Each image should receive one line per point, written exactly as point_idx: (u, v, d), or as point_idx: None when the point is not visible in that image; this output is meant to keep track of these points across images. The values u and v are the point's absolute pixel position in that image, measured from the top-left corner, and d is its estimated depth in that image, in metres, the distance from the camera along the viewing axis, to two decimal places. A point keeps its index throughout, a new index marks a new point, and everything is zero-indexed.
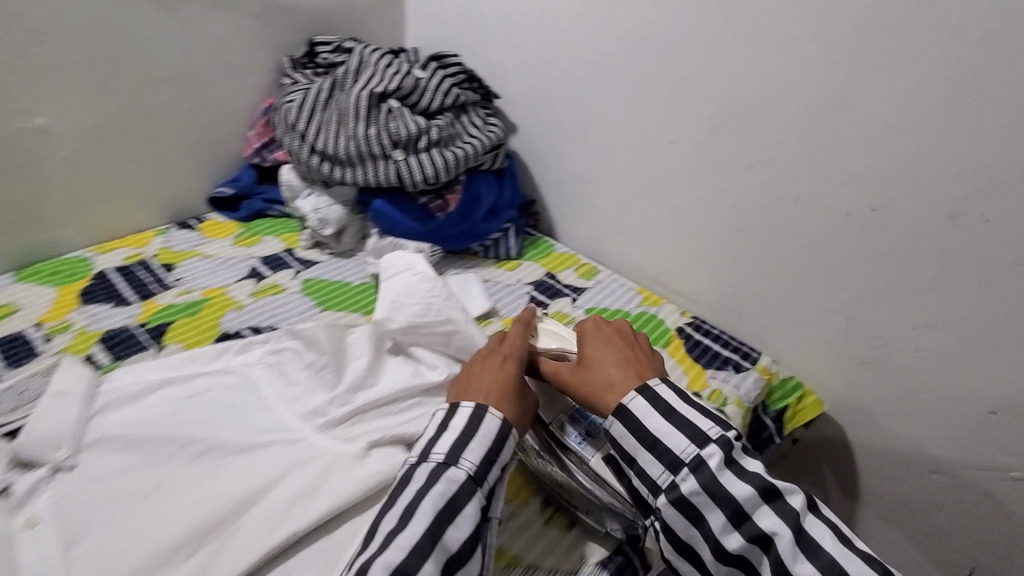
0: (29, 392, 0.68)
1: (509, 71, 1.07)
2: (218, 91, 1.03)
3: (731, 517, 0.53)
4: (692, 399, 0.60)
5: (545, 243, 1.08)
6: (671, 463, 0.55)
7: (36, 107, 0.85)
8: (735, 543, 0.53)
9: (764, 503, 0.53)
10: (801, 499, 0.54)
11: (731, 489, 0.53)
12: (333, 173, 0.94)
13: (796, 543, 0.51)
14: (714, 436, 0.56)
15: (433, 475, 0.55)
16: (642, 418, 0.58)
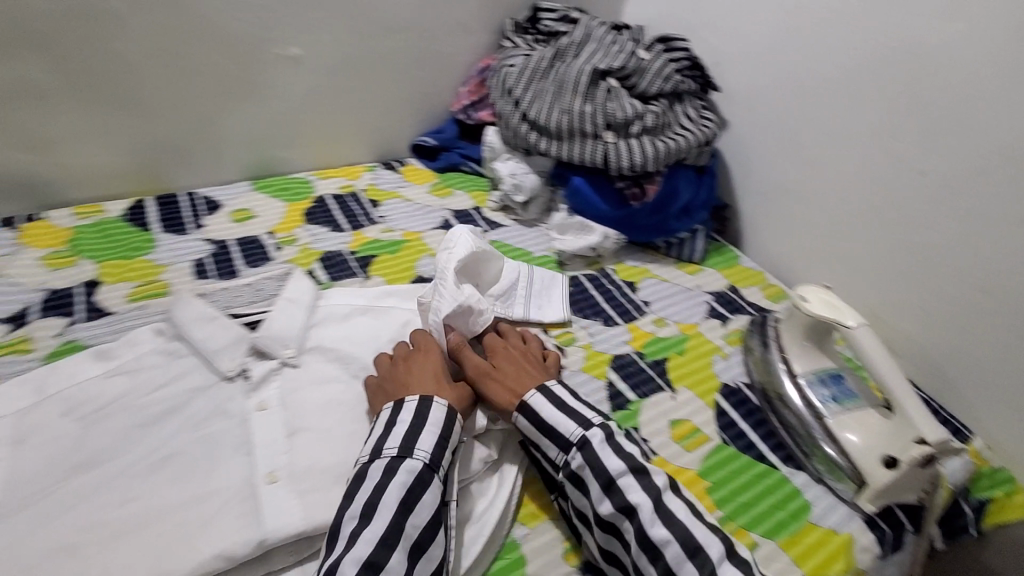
0: (266, 291, 0.79)
1: (738, 63, 1.01)
2: (446, 44, 1.07)
3: (605, 488, 0.56)
4: (570, 404, 0.62)
5: (730, 253, 1.04)
6: (562, 445, 0.59)
7: (296, 37, 0.94)
8: (606, 511, 0.56)
9: (632, 479, 0.56)
10: (668, 481, 0.57)
11: (608, 461, 0.57)
12: (538, 144, 0.95)
13: (655, 511, 0.54)
14: (597, 421, 0.60)
15: (391, 469, 0.53)
16: (540, 411, 0.61)
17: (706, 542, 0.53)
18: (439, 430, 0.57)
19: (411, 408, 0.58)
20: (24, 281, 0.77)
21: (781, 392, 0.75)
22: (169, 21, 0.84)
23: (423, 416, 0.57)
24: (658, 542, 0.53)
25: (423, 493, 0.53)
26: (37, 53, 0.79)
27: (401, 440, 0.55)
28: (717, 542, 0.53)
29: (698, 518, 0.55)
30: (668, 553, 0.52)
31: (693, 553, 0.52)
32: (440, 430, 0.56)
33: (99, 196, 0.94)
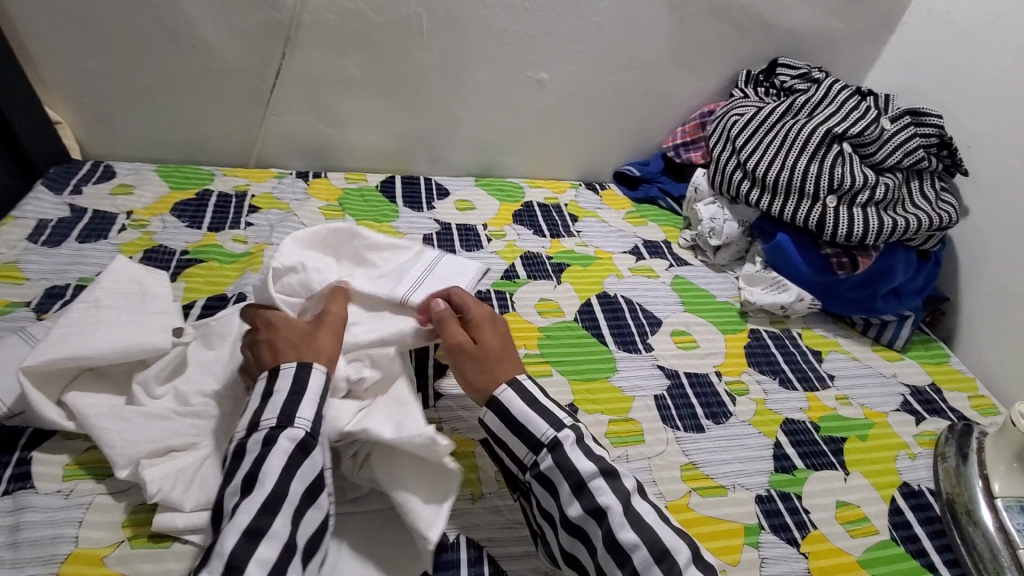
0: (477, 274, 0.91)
1: (998, 150, 0.92)
2: (676, 85, 1.13)
3: (574, 489, 0.56)
4: (538, 401, 0.61)
5: (939, 349, 0.94)
6: (531, 443, 0.58)
7: (547, 64, 1.07)
8: (575, 513, 0.56)
9: (602, 482, 0.56)
10: (637, 483, 0.58)
11: (578, 464, 0.56)
12: (749, 194, 0.96)
13: (624, 515, 0.54)
14: (567, 421, 0.59)
15: (270, 439, 0.52)
16: (509, 406, 0.60)
17: (673, 546, 0.53)
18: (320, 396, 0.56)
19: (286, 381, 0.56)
20: (307, 222, 0.99)
21: (972, 509, 0.68)
22: (455, 39, 1.02)
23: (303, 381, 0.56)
24: (628, 546, 0.53)
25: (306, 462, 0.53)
26: (358, 52, 1.02)
27: (263, 416, 0.54)
28: (684, 548, 0.53)
29: (664, 522, 0.55)
30: (637, 557, 0.52)
31: (661, 559, 0.52)
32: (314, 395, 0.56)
33: (362, 168, 1.17)
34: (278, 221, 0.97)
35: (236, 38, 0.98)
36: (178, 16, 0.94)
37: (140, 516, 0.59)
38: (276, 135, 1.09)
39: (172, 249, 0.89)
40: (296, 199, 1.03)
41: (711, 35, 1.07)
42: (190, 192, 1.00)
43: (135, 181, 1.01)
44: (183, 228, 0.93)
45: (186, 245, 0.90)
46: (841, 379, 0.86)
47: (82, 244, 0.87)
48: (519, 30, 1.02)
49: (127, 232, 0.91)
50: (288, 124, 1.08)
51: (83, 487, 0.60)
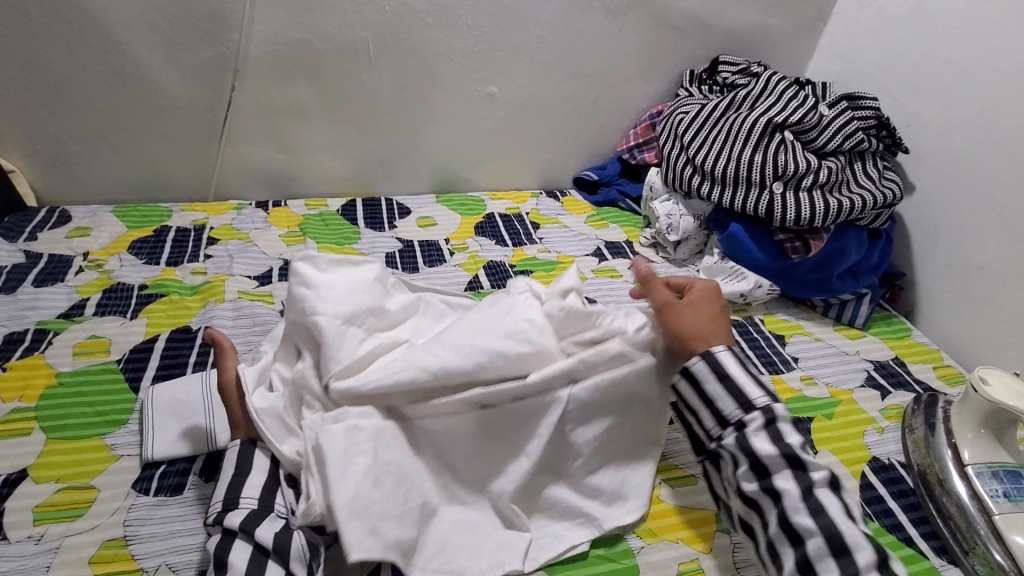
0: None
1: (934, 127, 0.95)
2: (623, 88, 1.15)
3: (752, 469, 0.54)
4: (733, 377, 0.57)
5: (900, 324, 0.96)
6: (718, 420, 0.58)
7: (496, 78, 1.09)
8: (752, 489, 0.54)
9: (784, 466, 0.53)
10: (825, 475, 0.53)
11: (759, 446, 0.54)
12: (700, 188, 0.98)
13: (803, 501, 0.51)
14: (759, 404, 0.56)
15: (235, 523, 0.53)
16: (704, 382, 0.58)
17: (854, 545, 0.49)
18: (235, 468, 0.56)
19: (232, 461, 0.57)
20: (268, 250, 0.98)
21: (945, 479, 0.68)
22: (404, 59, 1.04)
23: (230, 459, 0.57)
24: (801, 531, 0.50)
25: (235, 540, 0.51)
26: (309, 80, 1.03)
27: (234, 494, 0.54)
28: (867, 547, 0.48)
29: (847, 520, 0.50)
30: (811, 544, 0.50)
31: (838, 551, 0.49)
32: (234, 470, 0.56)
33: (323, 194, 1.17)
34: (238, 252, 0.97)
35: (186, 75, 0.99)
36: (124, 56, 0.95)
37: (111, 552, 0.56)
38: (234, 167, 1.10)
39: (131, 285, 0.87)
40: (256, 228, 1.03)
41: (652, 39, 1.10)
42: (147, 230, 1.00)
43: (91, 222, 1.00)
44: (141, 265, 0.92)
45: (144, 281, 0.88)
46: (805, 361, 0.87)
47: (38, 287, 0.85)
48: (465, 47, 1.05)
49: (84, 273, 0.89)
50: (245, 155, 1.09)
51: (54, 531, 0.57)
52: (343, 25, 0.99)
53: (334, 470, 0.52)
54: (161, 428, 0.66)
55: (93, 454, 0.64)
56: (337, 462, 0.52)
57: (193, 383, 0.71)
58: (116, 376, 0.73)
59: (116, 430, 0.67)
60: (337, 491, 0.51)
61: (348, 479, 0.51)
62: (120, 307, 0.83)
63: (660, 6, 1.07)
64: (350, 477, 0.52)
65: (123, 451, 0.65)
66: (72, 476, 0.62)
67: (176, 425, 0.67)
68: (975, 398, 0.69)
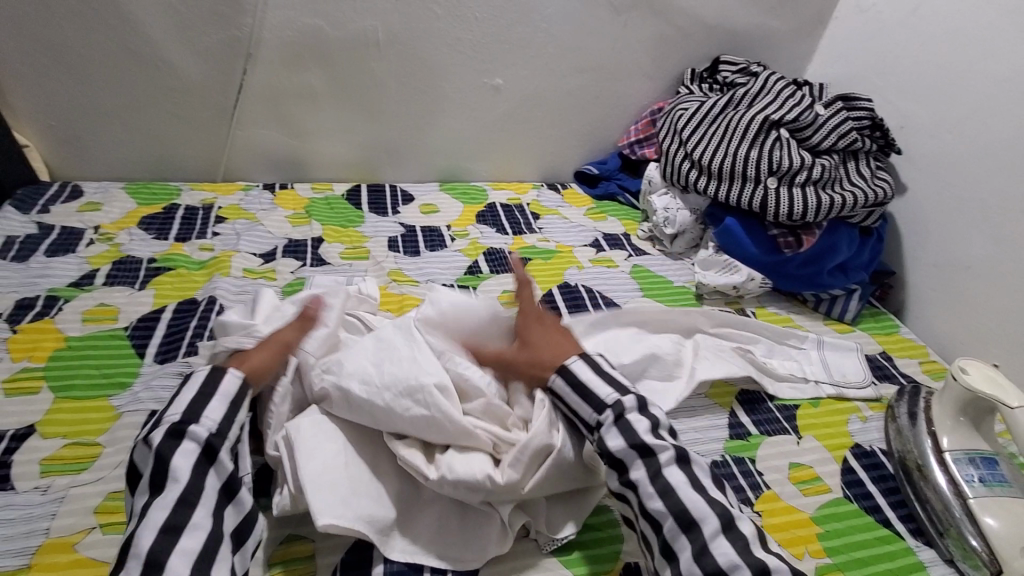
0: (437, 281, 0.94)
1: (927, 129, 0.98)
2: (626, 84, 1.17)
3: (612, 465, 0.58)
4: (590, 378, 0.62)
5: (888, 321, 0.98)
6: (585, 425, 0.61)
7: (501, 71, 1.11)
8: (616, 485, 0.58)
9: (636, 456, 0.57)
10: (675, 454, 0.56)
11: (610, 441, 0.58)
12: (697, 182, 1.00)
13: (653, 485, 0.55)
14: (608, 399, 0.60)
15: (210, 447, 0.52)
16: (561, 394, 0.63)
17: (701, 517, 0.52)
18: (229, 397, 0.57)
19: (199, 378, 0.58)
20: (274, 230, 1.01)
21: (923, 464, 0.70)
22: (411, 49, 1.06)
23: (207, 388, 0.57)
24: (656, 514, 0.54)
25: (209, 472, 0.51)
26: (318, 66, 1.06)
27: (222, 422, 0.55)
28: (712, 517, 0.52)
29: (697, 491, 0.54)
30: (667, 524, 0.53)
31: (688, 527, 0.52)
32: (197, 393, 0.56)
33: (328, 179, 1.20)
34: (245, 230, 0.99)
35: (200, 58, 1.01)
36: (140, 37, 0.98)
37: (115, 504, 0.58)
38: (242, 149, 1.13)
39: (139, 258, 0.90)
40: (263, 209, 1.06)
41: (657, 36, 1.12)
42: (157, 207, 1.02)
43: (102, 198, 1.02)
44: (149, 240, 0.94)
45: (152, 254, 0.91)
46: (778, 354, 0.87)
47: (49, 257, 0.87)
48: (471, 38, 1.07)
49: (94, 245, 0.91)
50: (254, 138, 1.11)
51: (61, 482, 0.60)
52: (353, 13, 1.01)
53: (303, 448, 0.57)
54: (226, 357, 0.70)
55: (99, 414, 0.66)
56: (307, 443, 0.57)
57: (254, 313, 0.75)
58: (123, 342, 0.75)
59: (122, 391, 0.69)
60: (303, 467, 0.55)
61: (319, 459, 0.57)
62: (128, 278, 0.85)
63: (665, 4, 1.09)
64: (321, 458, 0.57)
65: (128, 412, 0.67)
66: (78, 434, 0.64)
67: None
68: (953, 387, 0.72)
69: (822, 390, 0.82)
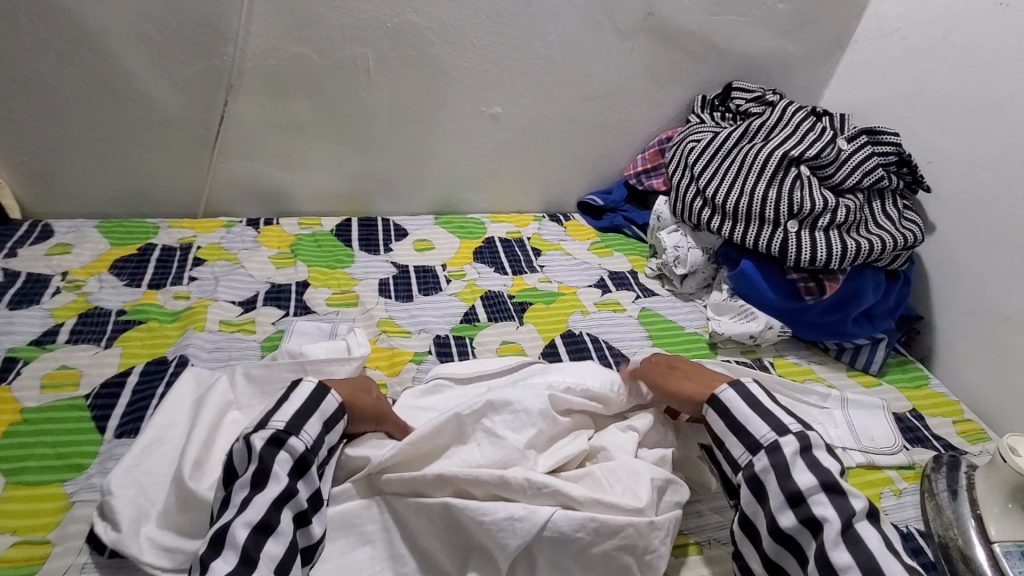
0: (432, 331, 0.88)
1: (957, 166, 0.91)
2: (633, 111, 1.10)
3: (788, 500, 0.54)
4: (762, 405, 0.60)
5: (916, 371, 0.91)
6: (750, 445, 0.58)
7: (501, 99, 1.05)
8: (788, 524, 0.54)
9: (822, 494, 0.53)
10: (868, 505, 0.52)
11: (798, 475, 0.54)
12: (710, 221, 0.93)
13: (842, 534, 0.51)
14: (794, 429, 0.57)
15: (276, 441, 0.52)
16: (730, 408, 0.61)
17: None
18: (305, 401, 0.56)
19: (278, 394, 0.58)
20: (257, 273, 0.94)
21: (969, 555, 0.63)
22: (403, 77, 0.99)
23: (288, 390, 0.57)
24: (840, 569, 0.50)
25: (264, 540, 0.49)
26: (305, 96, 0.99)
27: (283, 419, 0.54)
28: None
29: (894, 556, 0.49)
30: None
31: None
32: (275, 398, 0.56)
33: (317, 212, 1.13)
34: (225, 275, 0.92)
35: (178, 89, 0.95)
36: (114, 67, 0.91)
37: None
38: (225, 182, 1.06)
39: (108, 310, 0.83)
40: (245, 248, 0.99)
41: (666, 62, 1.05)
42: (132, 248, 0.95)
43: (74, 238, 0.95)
44: (122, 288, 0.87)
45: (123, 305, 0.84)
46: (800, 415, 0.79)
47: (12, 310, 0.81)
48: (469, 66, 1.00)
49: (61, 295, 0.84)
50: (237, 170, 1.05)
51: None
52: (341, 41, 0.94)
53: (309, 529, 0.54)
54: (151, 455, 0.61)
55: (51, 505, 0.60)
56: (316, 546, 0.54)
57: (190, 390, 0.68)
58: (82, 414, 0.68)
59: (78, 475, 0.62)
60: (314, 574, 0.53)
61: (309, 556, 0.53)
62: (94, 335, 0.79)
63: (676, 29, 1.02)
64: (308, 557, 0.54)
65: (85, 500, 0.60)
66: (26, 529, 0.57)
67: (177, 439, 0.63)
68: (1005, 467, 0.65)
69: (848, 456, 0.75)
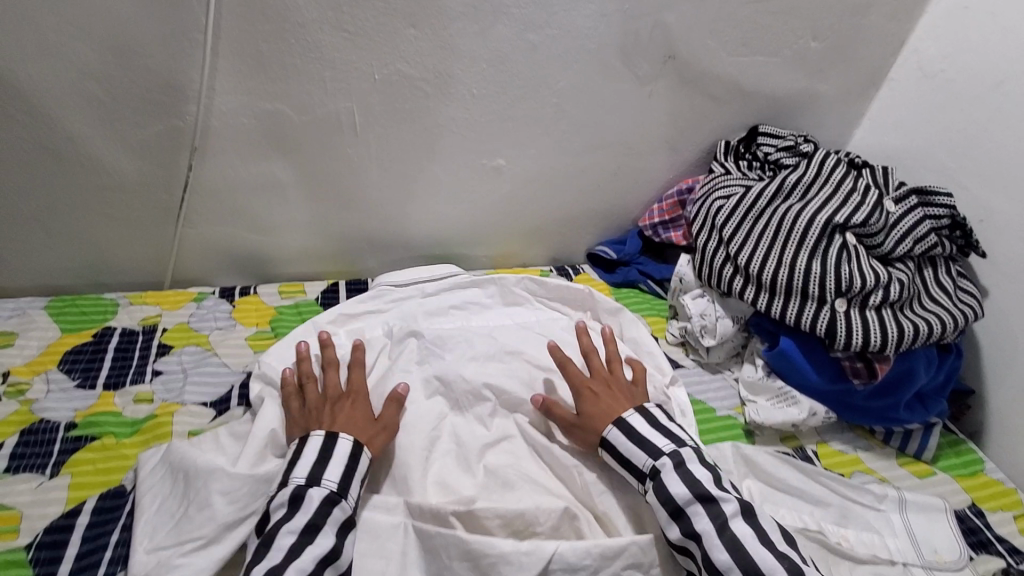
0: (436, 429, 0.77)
1: (1015, 228, 0.82)
2: (648, 159, 1.00)
3: (673, 514, 0.63)
4: (639, 435, 0.69)
5: (970, 454, 0.83)
6: (639, 474, 0.67)
7: (504, 150, 0.94)
8: (676, 536, 0.63)
9: (694, 505, 0.63)
10: (737, 507, 0.62)
11: (672, 489, 0.64)
12: (743, 293, 0.83)
13: (718, 537, 0.60)
14: (667, 451, 0.67)
15: (329, 500, 0.59)
16: (617, 445, 0.70)
17: (770, 569, 0.58)
18: (348, 462, 0.63)
19: (318, 446, 0.63)
20: (231, 362, 0.82)
21: None
22: (393, 128, 0.88)
23: (331, 448, 0.63)
24: (720, 567, 0.59)
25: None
26: (283, 155, 0.87)
27: (312, 473, 0.61)
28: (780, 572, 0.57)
29: (766, 547, 0.60)
30: None
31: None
32: (319, 455, 0.62)
33: (300, 274, 1.02)
34: (195, 365, 0.81)
35: (134, 153, 0.82)
36: (54, 130, 0.78)
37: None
38: (195, 248, 0.94)
39: (56, 422, 0.71)
40: (218, 328, 0.87)
41: (686, 107, 0.95)
42: (86, 334, 0.83)
43: (18, 324, 0.83)
44: (73, 391, 0.75)
45: (74, 415, 0.72)
46: (854, 522, 0.71)
47: None
48: (467, 118, 0.89)
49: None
50: (208, 236, 0.93)
51: None
52: (323, 95, 0.82)
53: None
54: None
55: None
56: None
57: (164, 464, 0.64)
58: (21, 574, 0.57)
59: None
60: None
61: None
62: (38, 461, 0.67)
63: (699, 71, 0.91)
64: None
65: None
66: None
67: (169, 528, 0.59)
68: None
69: (911, 575, 0.66)
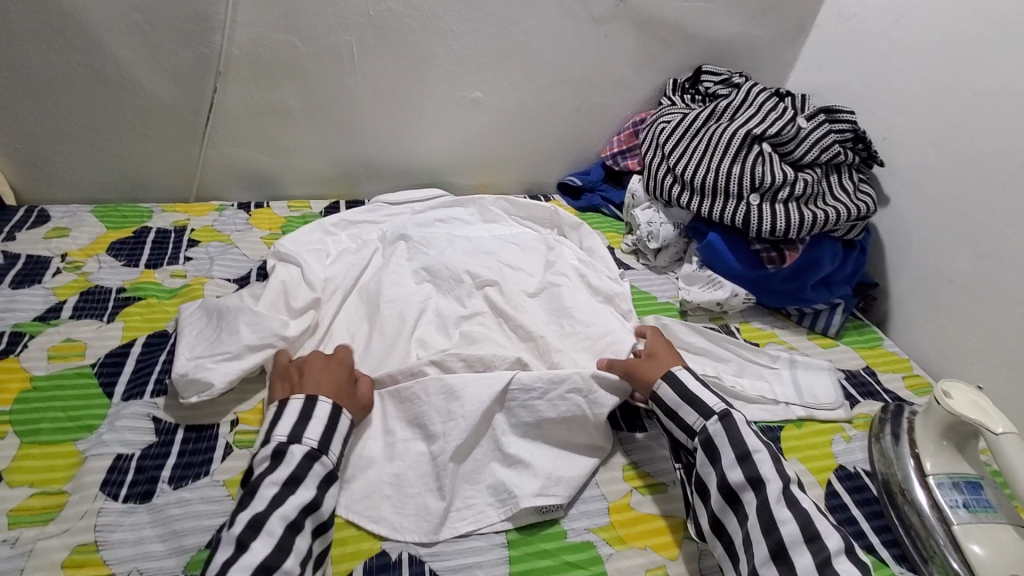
0: None
1: (908, 142, 0.97)
2: (607, 95, 1.16)
3: (739, 456, 0.62)
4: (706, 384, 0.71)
5: (872, 333, 0.98)
6: (703, 412, 0.67)
7: (481, 84, 1.09)
8: (735, 479, 0.62)
9: (769, 458, 0.62)
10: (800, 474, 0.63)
11: (747, 437, 0.64)
12: (680, 197, 0.99)
13: (783, 490, 0.60)
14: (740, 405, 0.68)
15: (311, 455, 0.62)
16: (684, 384, 0.70)
17: (825, 533, 0.57)
18: (327, 422, 0.65)
19: (298, 408, 0.65)
20: (249, 252, 0.98)
21: (907, 489, 0.70)
22: (385, 59, 1.03)
23: (309, 408, 0.65)
24: (779, 518, 0.58)
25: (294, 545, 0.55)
26: (293, 82, 1.03)
27: (293, 431, 0.63)
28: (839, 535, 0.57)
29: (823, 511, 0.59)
30: (787, 529, 0.57)
31: (811, 537, 0.57)
32: (300, 416, 0.64)
33: (307, 195, 1.18)
34: (219, 254, 0.97)
35: (169, 78, 0.98)
36: (104, 56, 0.94)
37: (83, 557, 0.56)
38: (216, 167, 1.10)
39: (109, 288, 0.87)
40: (238, 230, 1.03)
41: (638, 47, 1.10)
42: (127, 231, 0.99)
43: (71, 223, 0.99)
44: (120, 268, 0.91)
45: (123, 283, 0.88)
46: (750, 373, 0.85)
47: (15, 290, 0.85)
48: (447, 52, 1.04)
49: (62, 275, 0.88)
50: (229, 156, 1.09)
51: (28, 535, 0.58)
52: (326, 28, 0.98)
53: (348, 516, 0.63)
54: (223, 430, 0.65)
55: (65, 460, 0.64)
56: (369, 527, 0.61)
57: (203, 309, 0.79)
58: (90, 381, 0.72)
59: (90, 434, 0.67)
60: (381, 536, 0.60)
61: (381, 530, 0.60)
62: (97, 312, 0.83)
63: (647, 15, 1.07)
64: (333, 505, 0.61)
65: (97, 455, 0.65)
66: (45, 482, 0.62)
67: (202, 349, 0.74)
68: (952, 404, 0.69)
69: (791, 412, 0.81)
